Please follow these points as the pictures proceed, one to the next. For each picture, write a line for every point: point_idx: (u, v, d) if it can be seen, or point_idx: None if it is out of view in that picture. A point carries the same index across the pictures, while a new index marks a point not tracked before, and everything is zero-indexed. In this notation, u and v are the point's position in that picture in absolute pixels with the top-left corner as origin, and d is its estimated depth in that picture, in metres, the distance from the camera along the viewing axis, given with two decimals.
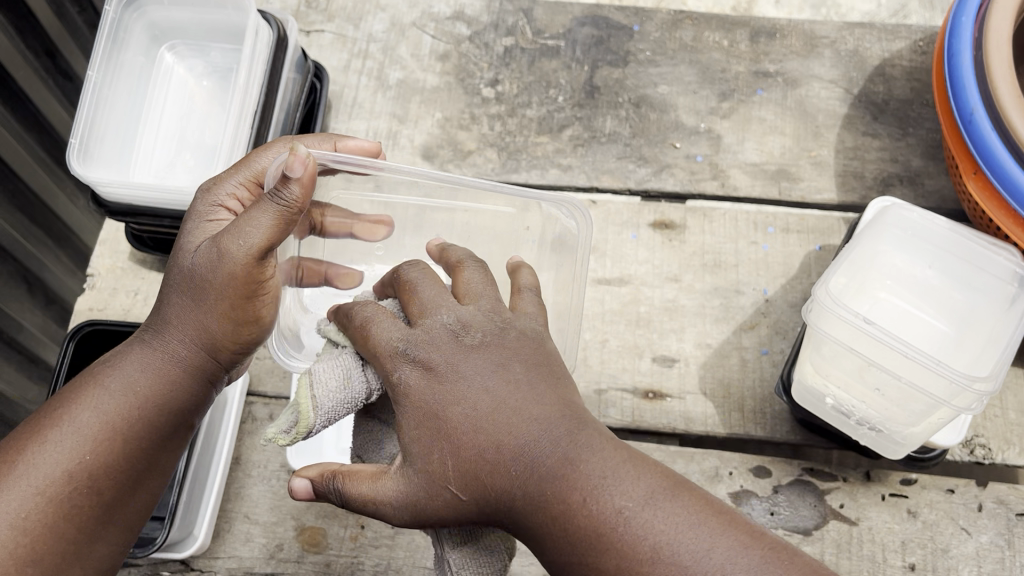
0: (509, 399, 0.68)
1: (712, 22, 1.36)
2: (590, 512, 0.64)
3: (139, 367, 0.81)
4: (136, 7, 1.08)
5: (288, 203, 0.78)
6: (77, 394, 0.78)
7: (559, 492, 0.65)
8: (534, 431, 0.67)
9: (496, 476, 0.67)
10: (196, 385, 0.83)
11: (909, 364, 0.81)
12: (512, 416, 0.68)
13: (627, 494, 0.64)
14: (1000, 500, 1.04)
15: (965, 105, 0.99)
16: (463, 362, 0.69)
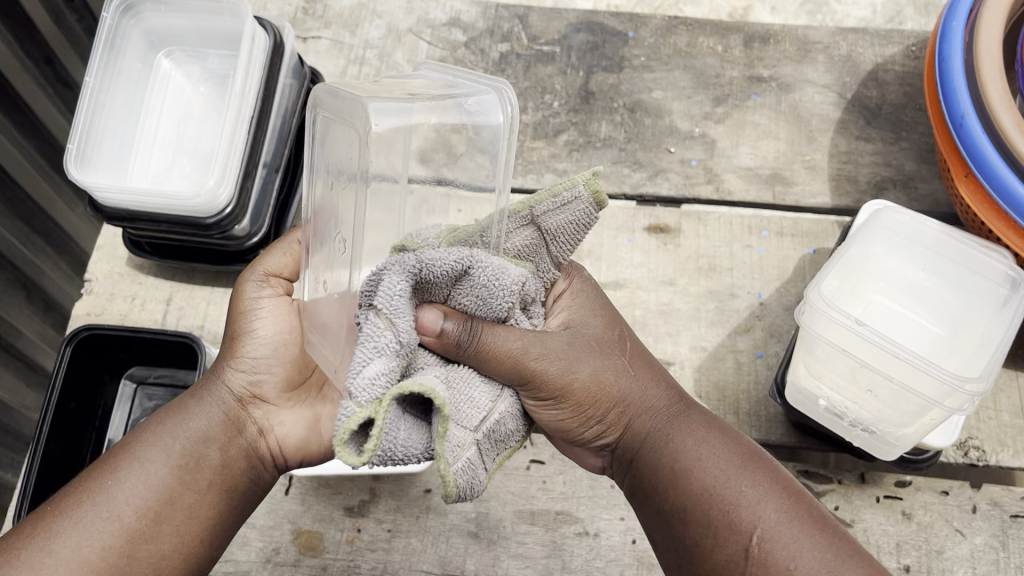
0: (616, 380, 0.80)
1: (707, 28, 1.37)
2: (685, 477, 0.74)
3: (191, 423, 0.82)
4: (133, 14, 1.08)
5: (291, 239, 0.90)
6: (129, 450, 0.80)
7: (662, 453, 0.77)
8: (642, 411, 0.80)
9: (620, 434, 0.79)
10: (218, 424, 0.83)
11: (901, 366, 0.82)
12: (617, 391, 0.79)
13: (717, 459, 0.75)
14: (994, 502, 1.04)
15: (957, 108, 1.00)
16: (574, 327, 0.79)
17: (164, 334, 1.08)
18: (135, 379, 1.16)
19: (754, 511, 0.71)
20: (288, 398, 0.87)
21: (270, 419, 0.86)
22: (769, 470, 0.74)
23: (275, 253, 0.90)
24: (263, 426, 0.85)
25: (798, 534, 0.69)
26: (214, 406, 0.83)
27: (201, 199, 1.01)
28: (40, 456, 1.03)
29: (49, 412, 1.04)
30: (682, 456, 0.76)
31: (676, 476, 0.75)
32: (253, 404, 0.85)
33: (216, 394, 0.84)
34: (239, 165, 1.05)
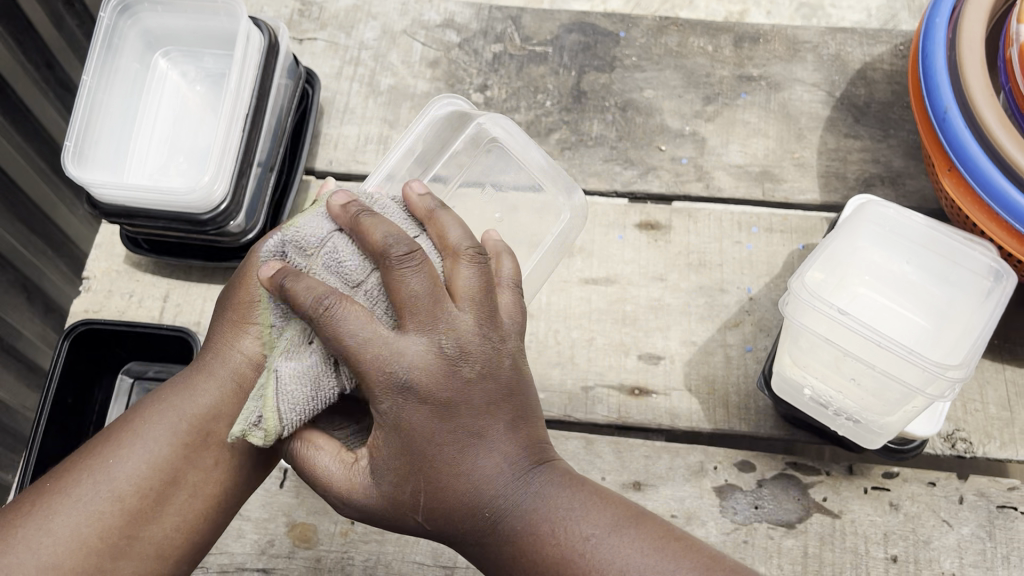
0: (494, 479, 0.75)
1: (697, 28, 1.38)
2: (471, 503, 0.75)
3: (199, 391, 0.89)
4: (131, 14, 1.11)
5: None
6: (155, 405, 0.89)
7: (473, 501, 0.75)
8: (498, 468, 0.75)
9: (463, 532, 0.76)
10: (225, 398, 0.89)
11: (885, 354, 0.83)
12: (492, 495, 0.75)
13: (557, 501, 0.77)
14: (981, 493, 1.05)
15: (939, 103, 1.01)
16: (468, 433, 0.74)
17: (160, 329, 1.09)
18: (132, 373, 1.17)
19: (626, 567, 0.73)
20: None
21: None
22: (695, 548, 0.76)
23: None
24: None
25: (683, 573, 0.73)
26: (216, 384, 0.89)
27: (197, 196, 1.03)
28: (38, 449, 1.04)
29: (47, 406, 1.06)
30: (548, 531, 0.76)
31: (475, 508, 0.75)
32: (254, 379, 0.90)
33: (218, 371, 0.89)
34: (234, 162, 1.07)
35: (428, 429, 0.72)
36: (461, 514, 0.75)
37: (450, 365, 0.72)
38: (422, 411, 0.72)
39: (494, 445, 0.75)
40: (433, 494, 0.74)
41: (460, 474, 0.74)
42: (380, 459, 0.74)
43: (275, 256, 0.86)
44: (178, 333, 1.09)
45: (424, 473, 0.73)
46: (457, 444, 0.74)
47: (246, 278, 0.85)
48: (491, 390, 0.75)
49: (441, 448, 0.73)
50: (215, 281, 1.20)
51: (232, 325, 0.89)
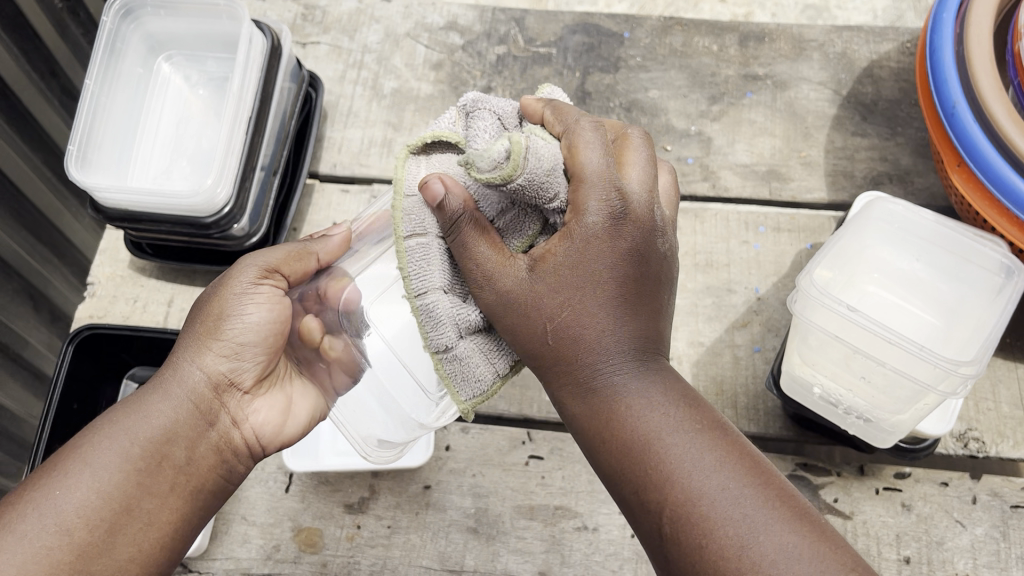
0: (604, 312, 0.70)
1: (702, 28, 1.38)
2: (582, 346, 0.70)
3: (151, 411, 0.78)
4: (133, 19, 1.11)
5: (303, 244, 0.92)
6: (69, 451, 0.74)
7: (615, 414, 0.70)
8: (621, 331, 0.70)
9: (549, 341, 0.71)
10: (187, 416, 0.79)
11: (896, 351, 0.81)
12: (591, 318, 0.70)
13: (659, 419, 0.69)
14: (994, 493, 1.04)
15: (947, 98, 1.00)
16: (588, 256, 0.69)
17: (164, 333, 1.09)
18: (138, 379, 1.16)
19: (748, 530, 0.62)
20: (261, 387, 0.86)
21: (245, 410, 0.85)
22: (766, 479, 0.66)
23: (272, 251, 0.89)
24: (236, 417, 0.84)
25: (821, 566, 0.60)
26: (181, 394, 0.80)
27: (200, 199, 1.03)
28: (42, 456, 1.04)
29: (50, 413, 1.05)
30: (652, 430, 0.68)
31: (614, 417, 0.70)
32: (227, 392, 0.83)
33: (187, 383, 0.81)
34: (237, 165, 1.06)
35: (597, 310, 0.70)
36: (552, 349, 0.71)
37: (616, 218, 0.69)
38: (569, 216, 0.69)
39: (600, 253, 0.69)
40: (563, 356, 0.71)
41: (607, 401, 0.70)
42: (557, 261, 0.70)
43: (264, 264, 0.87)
44: None
45: (565, 285, 0.70)
46: (565, 300, 0.70)
47: (229, 282, 0.85)
48: (639, 275, 0.71)
49: (570, 278, 0.70)
50: None
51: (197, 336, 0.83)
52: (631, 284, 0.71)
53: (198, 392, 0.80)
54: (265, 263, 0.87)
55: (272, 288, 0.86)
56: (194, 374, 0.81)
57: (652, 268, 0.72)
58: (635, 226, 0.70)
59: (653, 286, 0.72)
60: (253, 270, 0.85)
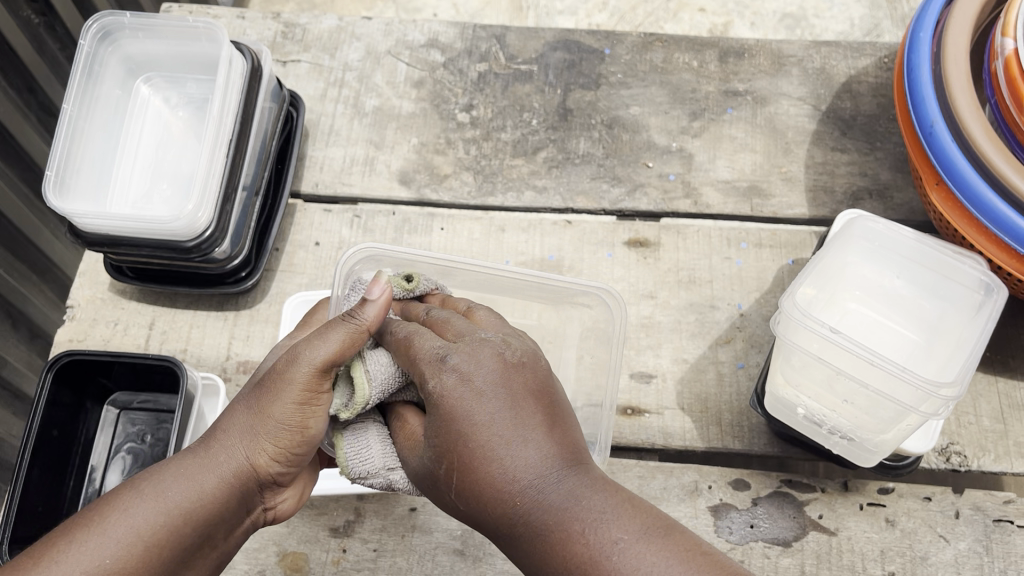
0: (477, 409, 0.70)
1: (682, 44, 1.38)
2: (495, 473, 0.69)
3: (191, 480, 0.78)
4: (111, 41, 1.10)
5: (360, 323, 0.78)
6: (117, 501, 0.76)
7: (553, 517, 0.67)
8: (529, 455, 0.69)
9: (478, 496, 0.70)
10: (232, 501, 0.80)
11: (877, 372, 0.82)
12: (474, 419, 0.70)
13: (614, 534, 0.64)
14: (976, 507, 1.05)
15: (926, 117, 1.01)
16: (456, 400, 0.71)
17: (146, 358, 1.07)
18: (118, 405, 1.16)
19: (612, 548, 0.64)
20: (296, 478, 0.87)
21: (277, 497, 0.87)
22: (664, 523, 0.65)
23: (330, 336, 0.77)
24: (268, 501, 0.86)
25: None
26: (230, 483, 0.80)
27: (181, 223, 1.02)
28: (23, 481, 1.02)
29: (31, 437, 1.03)
30: (581, 526, 0.66)
31: (499, 487, 0.68)
32: (268, 486, 0.83)
33: (236, 471, 0.80)
34: (218, 188, 1.06)
35: (472, 402, 0.70)
36: (472, 489, 0.70)
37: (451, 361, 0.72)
38: (453, 378, 0.71)
39: (502, 396, 0.70)
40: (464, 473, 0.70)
41: (563, 525, 0.66)
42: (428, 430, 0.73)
43: (320, 364, 0.77)
44: (163, 363, 1.07)
45: (460, 456, 0.70)
46: (500, 430, 0.69)
47: (291, 375, 0.77)
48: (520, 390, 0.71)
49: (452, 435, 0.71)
50: (201, 306, 1.19)
51: (255, 427, 0.79)
52: (521, 383, 0.72)
53: (243, 481, 0.80)
54: (320, 359, 0.77)
55: (323, 396, 0.79)
56: (246, 466, 0.80)
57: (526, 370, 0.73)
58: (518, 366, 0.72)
59: (552, 390, 0.74)
60: (310, 367, 0.77)
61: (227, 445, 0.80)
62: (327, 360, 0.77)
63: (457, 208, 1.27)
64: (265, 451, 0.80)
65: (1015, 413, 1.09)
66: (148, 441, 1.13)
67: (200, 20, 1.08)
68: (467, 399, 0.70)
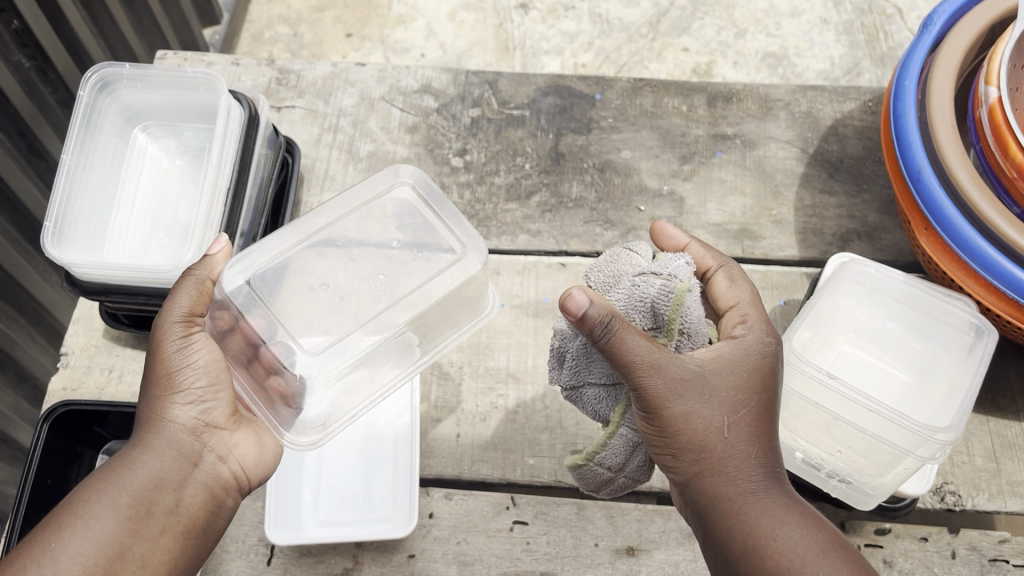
0: (745, 424, 0.81)
1: (671, 88, 1.41)
2: (721, 468, 0.79)
3: (124, 468, 0.83)
4: (110, 91, 1.11)
5: (199, 275, 0.92)
6: (66, 511, 0.80)
7: (738, 516, 0.78)
8: (757, 455, 0.80)
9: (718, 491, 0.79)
10: (171, 463, 0.85)
11: (874, 417, 0.83)
12: (740, 422, 0.80)
13: (797, 540, 0.76)
14: (972, 547, 1.05)
15: (913, 163, 1.02)
16: (726, 356, 0.82)
17: None
18: (112, 453, 1.12)
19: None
20: (235, 422, 0.91)
21: (228, 445, 0.90)
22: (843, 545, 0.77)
23: (182, 291, 0.90)
24: (223, 454, 0.89)
25: None
26: (165, 447, 0.85)
27: (179, 272, 1.02)
28: (19, 527, 1.01)
29: (26, 490, 1.02)
30: (769, 522, 0.77)
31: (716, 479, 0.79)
32: (205, 432, 0.88)
33: (166, 435, 0.86)
34: (216, 236, 1.06)
35: (719, 397, 0.80)
36: (716, 493, 0.79)
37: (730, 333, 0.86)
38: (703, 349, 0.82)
39: (729, 367, 0.81)
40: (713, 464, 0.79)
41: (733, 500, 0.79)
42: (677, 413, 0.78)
43: (185, 312, 0.89)
44: None
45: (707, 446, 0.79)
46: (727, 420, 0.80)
47: (160, 336, 0.87)
48: (746, 375, 0.82)
49: (746, 415, 0.81)
50: None
51: (159, 389, 0.87)
52: (754, 384, 0.82)
53: (177, 439, 0.86)
54: (184, 307, 0.89)
55: (194, 339, 0.88)
56: (166, 424, 0.86)
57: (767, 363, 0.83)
58: (755, 333, 0.85)
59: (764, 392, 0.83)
60: (179, 313, 0.88)
61: (150, 420, 0.86)
62: (184, 307, 0.89)
63: None
64: (167, 398, 0.86)
65: (1006, 452, 1.10)
66: None
67: (198, 71, 1.09)
68: (724, 354, 0.82)
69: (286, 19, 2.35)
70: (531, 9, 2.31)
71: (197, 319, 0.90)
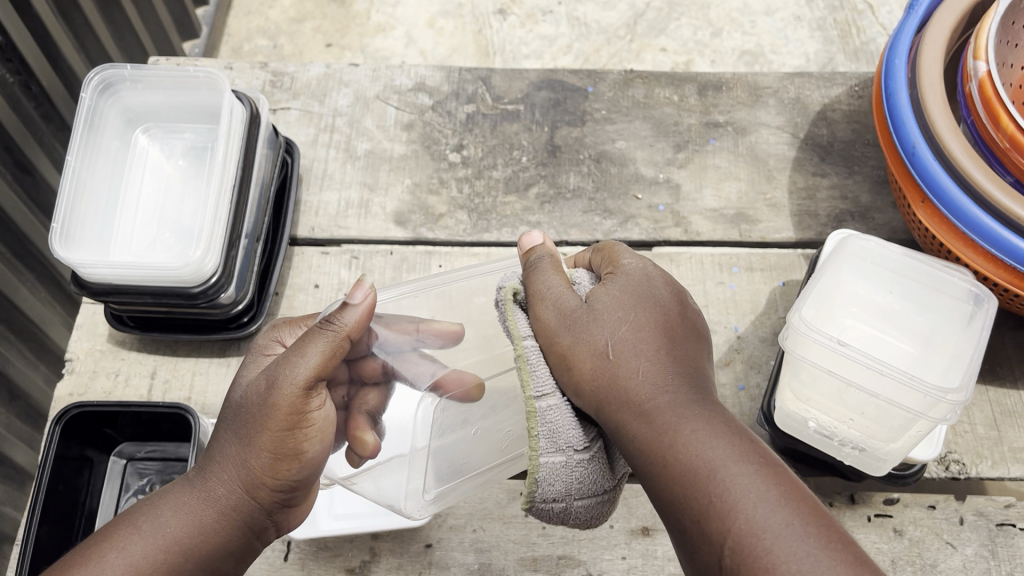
0: (647, 344, 0.78)
1: (661, 79, 1.43)
2: (633, 388, 0.75)
3: (186, 516, 0.80)
4: (111, 93, 1.11)
5: (337, 330, 0.80)
6: (109, 537, 0.79)
7: (662, 436, 0.72)
8: (665, 372, 0.76)
9: (623, 401, 0.75)
10: (234, 536, 0.82)
11: (886, 381, 0.85)
12: (647, 354, 0.77)
13: (730, 456, 0.70)
14: (979, 512, 1.08)
15: (907, 139, 1.05)
16: (635, 285, 0.82)
17: (156, 406, 1.07)
18: (124, 455, 1.14)
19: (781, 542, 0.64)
20: (304, 497, 0.88)
21: (291, 519, 0.89)
22: (810, 507, 0.67)
23: (312, 352, 0.79)
24: (282, 525, 0.89)
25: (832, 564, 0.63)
26: (227, 518, 0.81)
27: (187, 270, 1.03)
28: (33, 538, 0.99)
29: (40, 496, 1.01)
30: (685, 435, 0.71)
31: (636, 391, 0.75)
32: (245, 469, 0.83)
33: (236, 504, 0.81)
34: (223, 234, 1.07)
35: (632, 332, 0.78)
36: (609, 380, 0.76)
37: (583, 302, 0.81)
38: (606, 278, 0.83)
39: (628, 319, 0.79)
40: (613, 386, 0.75)
41: (619, 381, 0.75)
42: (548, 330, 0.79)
43: None
44: (176, 411, 1.06)
45: (596, 376, 0.76)
46: (634, 347, 0.77)
47: (279, 393, 0.79)
48: (676, 327, 0.80)
49: (591, 359, 0.77)
50: (202, 354, 1.19)
51: (246, 454, 0.81)
52: (673, 332, 0.79)
53: (246, 513, 0.82)
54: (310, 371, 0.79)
55: (314, 407, 0.80)
56: (250, 498, 0.82)
57: (686, 314, 0.82)
58: (653, 279, 0.83)
59: (693, 338, 0.81)
60: (297, 383, 0.79)
61: (225, 474, 0.82)
62: None
63: (454, 245, 1.28)
64: (259, 479, 0.81)
65: (1007, 419, 1.13)
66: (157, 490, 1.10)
67: (200, 70, 1.10)
68: (606, 298, 0.81)
69: (265, 31, 2.36)
70: (510, 14, 2.33)
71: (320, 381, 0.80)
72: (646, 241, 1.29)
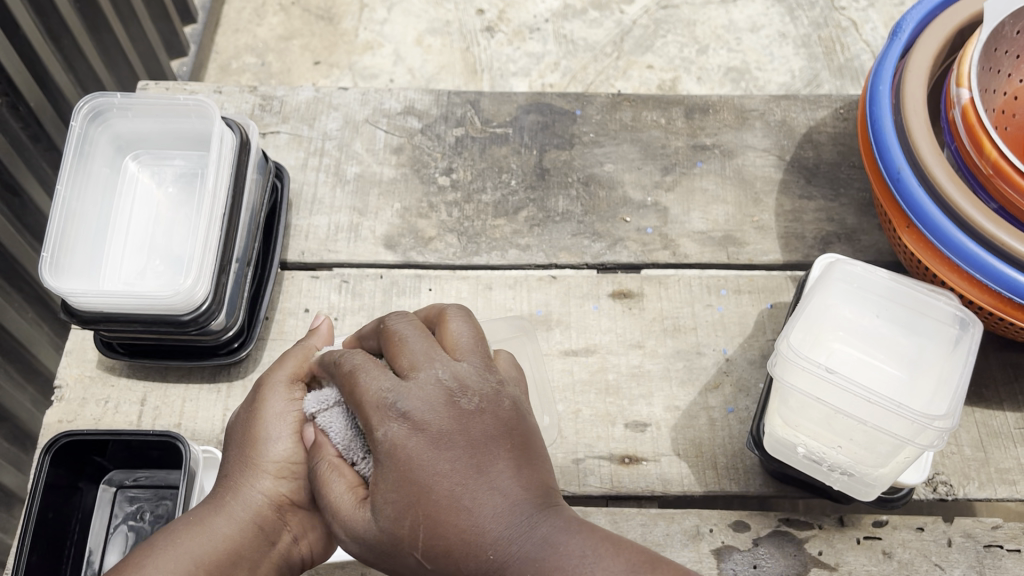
0: (445, 470, 0.75)
1: (649, 102, 1.44)
2: (474, 540, 0.75)
3: (200, 534, 0.87)
4: (101, 121, 1.11)
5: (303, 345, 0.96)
6: (132, 564, 0.85)
7: (473, 555, 0.75)
8: (498, 496, 0.75)
9: (444, 539, 0.75)
10: (250, 538, 0.89)
11: (873, 408, 0.86)
12: (438, 478, 0.75)
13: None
14: (967, 534, 1.08)
15: (892, 165, 1.06)
16: (444, 433, 0.76)
17: (146, 435, 1.06)
18: (114, 483, 1.12)
19: None
20: (314, 502, 0.95)
21: (303, 528, 0.94)
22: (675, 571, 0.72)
23: (285, 363, 0.94)
24: (296, 534, 0.94)
25: None
26: (244, 519, 0.90)
27: (179, 298, 1.03)
28: (23, 567, 0.99)
29: (30, 523, 1.01)
30: (553, 568, 0.73)
31: (473, 536, 0.75)
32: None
33: (249, 506, 0.90)
34: (214, 261, 1.07)
35: (427, 453, 0.75)
36: (451, 543, 0.75)
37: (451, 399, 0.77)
38: (409, 409, 0.76)
39: (457, 448, 0.76)
40: (431, 524, 0.75)
41: (450, 510, 0.75)
42: (381, 497, 0.76)
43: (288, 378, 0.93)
44: (165, 439, 1.06)
45: (424, 510, 0.75)
46: (459, 481, 0.75)
47: (267, 399, 0.92)
48: (499, 437, 0.77)
49: (406, 498, 0.75)
50: (194, 380, 1.19)
51: (249, 462, 0.91)
52: (517, 446, 0.78)
53: (259, 515, 0.90)
54: (287, 376, 0.93)
55: (297, 404, 0.93)
56: (261, 502, 0.91)
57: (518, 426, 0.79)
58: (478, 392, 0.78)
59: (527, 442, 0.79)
60: (279, 385, 0.93)
61: (235, 487, 0.91)
62: (292, 372, 0.93)
63: (444, 269, 1.29)
64: (269, 476, 0.91)
65: (993, 441, 1.14)
66: (147, 518, 1.10)
67: (190, 98, 1.10)
68: (413, 445, 0.75)
69: (253, 49, 2.36)
70: (498, 32, 2.35)
71: (301, 383, 0.95)
72: (635, 263, 1.30)
